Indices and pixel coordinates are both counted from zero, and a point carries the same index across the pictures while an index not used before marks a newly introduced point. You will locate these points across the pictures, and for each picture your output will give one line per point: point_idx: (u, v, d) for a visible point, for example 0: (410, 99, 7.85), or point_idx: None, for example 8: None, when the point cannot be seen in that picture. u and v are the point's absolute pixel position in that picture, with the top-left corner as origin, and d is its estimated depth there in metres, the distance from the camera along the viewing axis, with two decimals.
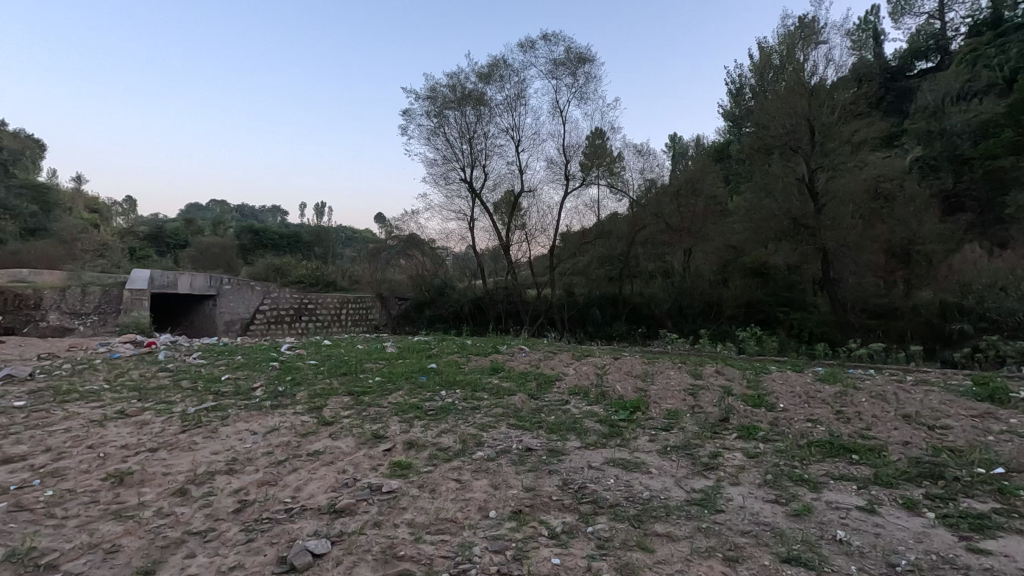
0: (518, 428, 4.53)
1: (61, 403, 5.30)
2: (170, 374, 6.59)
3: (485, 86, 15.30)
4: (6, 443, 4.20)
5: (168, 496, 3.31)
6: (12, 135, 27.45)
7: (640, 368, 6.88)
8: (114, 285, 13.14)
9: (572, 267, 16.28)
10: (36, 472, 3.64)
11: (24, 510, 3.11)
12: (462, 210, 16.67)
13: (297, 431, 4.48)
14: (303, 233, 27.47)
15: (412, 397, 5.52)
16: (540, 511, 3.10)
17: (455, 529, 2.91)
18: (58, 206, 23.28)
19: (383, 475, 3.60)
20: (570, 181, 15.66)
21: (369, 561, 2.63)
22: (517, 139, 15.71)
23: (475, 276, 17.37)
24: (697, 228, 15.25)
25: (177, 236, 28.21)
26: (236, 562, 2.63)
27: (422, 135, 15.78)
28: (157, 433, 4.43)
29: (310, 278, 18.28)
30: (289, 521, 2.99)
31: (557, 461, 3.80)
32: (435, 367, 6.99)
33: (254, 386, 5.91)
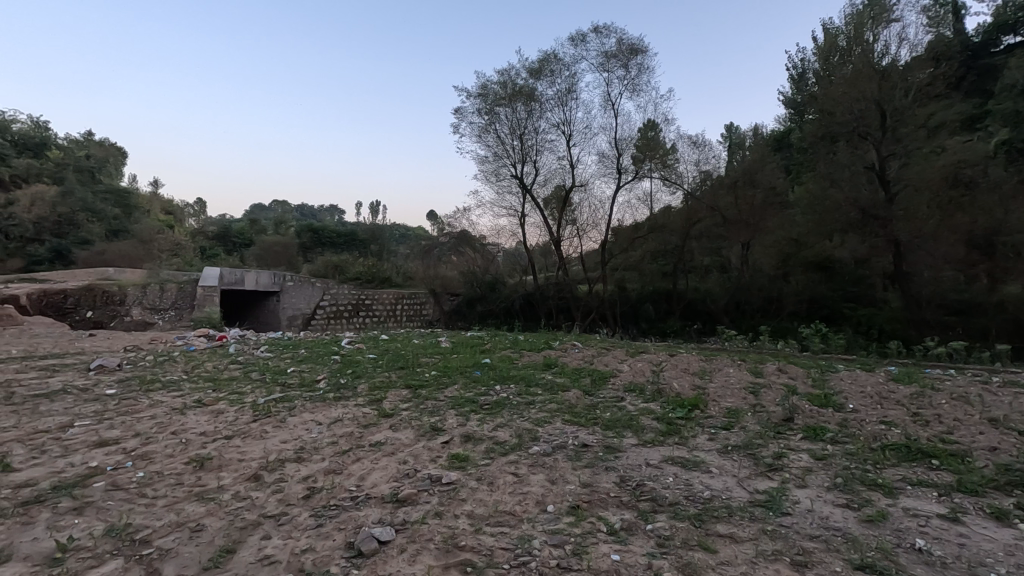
0: (573, 424, 4.54)
1: (147, 392, 5.72)
2: (241, 366, 6.98)
3: (536, 81, 15.28)
4: (100, 428, 4.57)
5: (244, 482, 3.52)
6: (98, 143, 29.89)
7: (697, 365, 6.71)
8: (188, 283, 14.12)
9: (624, 262, 16.00)
10: (127, 455, 3.95)
11: (120, 490, 3.38)
12: (512, 207, 16.78)
13: (359, 423, 4.65)
14: (359, 232, 28.42)
15: (467, 391, 5.62)
16: (598, 507, 3.10)
17: (514, 522, 2.95)
18: (138, 209, 25.01)
19: (441, 466, 3.69)
20: (622, 175, 15.44)
21: (432, 549, 2.70)
22: (568, 133, 15.62)
23: (526, 272, 17.46)
24: (756, 221, 14.64)
25: (243, 236, 29.75)
26: (308, 545, 2.76)
27: (473, 133, 15.96)
28: (232, 422, 4.72)
29: (366, 275, 18.86)
30: (355, 508, 3.12)
31: (614, 458, 3.78)
32: (489, 362, 7.08)
33: (318, 378, 6.20)
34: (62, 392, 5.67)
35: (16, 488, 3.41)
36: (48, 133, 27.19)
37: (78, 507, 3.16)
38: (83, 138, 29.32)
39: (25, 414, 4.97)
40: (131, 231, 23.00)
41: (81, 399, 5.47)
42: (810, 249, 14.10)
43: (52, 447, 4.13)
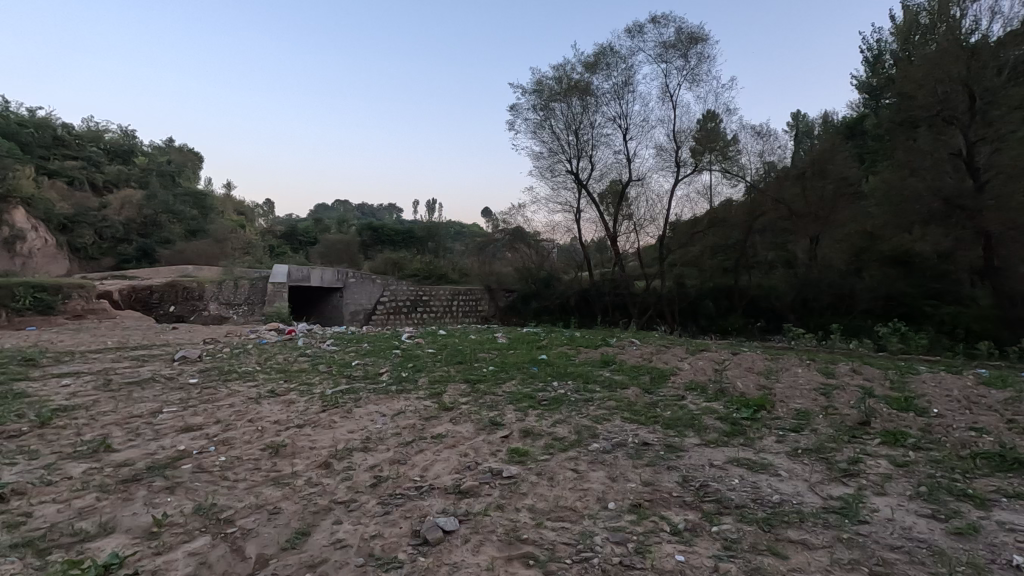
0: (633, 422, 4.48)
1: (226, 382, 6.12)
2: (309, 359, 7.33)
3: (592, 75, 15.11)
4: (186, 414, 4.92)
5: (316, 468, 3.70)
6: (178, 149, 32.34)
7: (762, 364, 6.46)
8: (259, 279, 15.03)
9: (682, 257, 15.62)
10: (210, 440, 4.23)
11: (205, 472, 3.63)
12: (568, 202, 16.72)
13: (421, 415, 4.78)
14: (417, 229, 29.12)
15: (525, 386, 5.66)
16: (660, 506, 3.05)
17: (575, 518, 2.95)
18: (214, 210, 26.73)
19: (501, 460, 3.75)
20: (681, 168, 15.05)
21: (495, 541, 2.75)
22: (624, 127, 15.40)
23: (581, 268, 17.36)
24: (825, 213, 13.97)
25: (308, 234, 31.15)
26: (377, 531, 2.86)
27: (529, 129, 15.97)
28: (303, 411, 4.96)
29: (423, 272, 19.32)
30: (419, 498, 3.22)
31: (676, 457, 3.70)
32: (546, 358, 7.07)
33: (382, 371, 6.43)
34: (151, 380, 6.16)
35: (116, 466, 3.73)
36: (134, 141, 29.66)
37: (170, 486, 3.41)
38: (165, 144, 31.74)
39: (121, 399, 5.42)
40: (207, 231, 24.56)
41: (169, 387, 5.92)
42: (885, 242, 13.09)
43: (145, 430, 4.49)
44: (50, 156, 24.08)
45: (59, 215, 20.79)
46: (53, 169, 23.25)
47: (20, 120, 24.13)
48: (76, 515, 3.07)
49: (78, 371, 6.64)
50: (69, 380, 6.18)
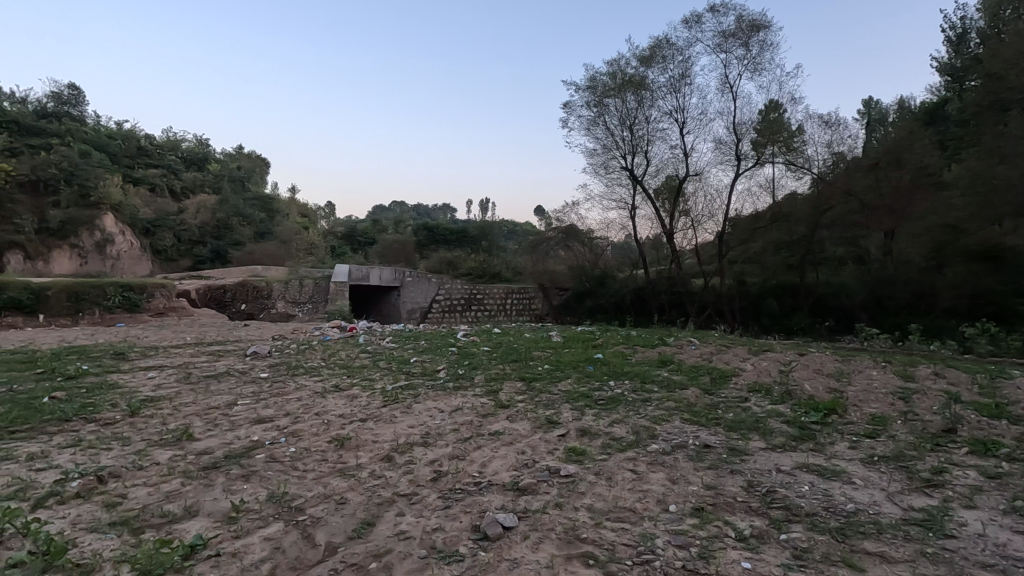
0: (693, 424, 4.36)
1: (293, 376, 6.43)
2: (370, 355, 7.59)
3: (647, 69, 14.81)
4: (258, 406, 5.21)
5: (379, 461, 3.83)
6: (247, 156, 34.32)
7: (833, 366, 6.14)
8: (322, 279, 15.68)
9: (743, 254, 15.12)
10: (280, 432, 4.46)
11: (276, 462, 3.83)
12: (622, 199, 16.48)
13: (478, 412, 4.86)
14: (471, 228, 29.47)
15: (581, 385, 5.64)
16: (724, 510, 2.96)
17: (635, 519, 2.90)
18: (280, 212, 28.08)
19: (559, 458, 3.75)
20: (742, 161, 14.51)
21: (554, 539, 2.75)
22: (681, 121, 15.00)
23: (636, 266, 16.94)
24: (902, 206, 13.07)
25: (367, 235, 32.17)
26: (438, 525, 2.93)
27: (582, 126, 15.84)
28: (365, 406, 5.15)
29: (477, 270, 19.57)
30: (478, 493, 3.27)
31: (740, 461, 3.58)
32: (602, 357, 7.00)
33: (439, 368, 6.57)
34: (226, 374, 6.56)
35: (197, 454, 3.99)
36: (208, 149, 31.69)
37: (245, 474, 3.62)
38: (236, 151, 33.74)
39: (200, 391, 5.81)
40: (274, 233, 25.81)
41: (242, 381, 6.28)
42: (972, 236, 12.18)
43: (222, 421, 4.78)
44: (135, 165, 26.05)
45: (142, 219, 22.59)
46: (138, 177, 25.12)
47: (109, 133, 26.27)
48: (164, 498, 3.30)
49: (162, 365, 7.16)
50: (154, 372, 6.68)
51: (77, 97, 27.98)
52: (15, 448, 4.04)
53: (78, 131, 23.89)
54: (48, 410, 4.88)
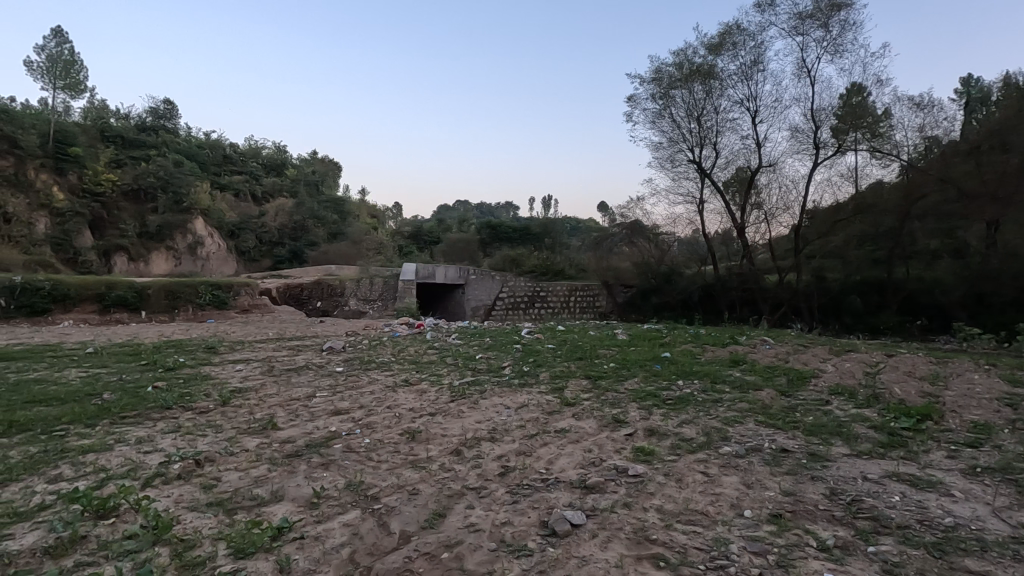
0: (769, 426, 4.18)
1: (366, 370, 6.72)
2: (438, 351, 7.80)
3: (716, 57, 14.26)
4: (335, 398, 5.49)
5: (448, 455, 3.93)
6: (321, 161, 36.18)
7: (927, 369, 5.67)
8: (391, 277, 16.24)
9: (822, 248, 14.21)
10: (355, 423, 4.68)
11: (353, 452, 4.02)
12: (689, 193, 15.97)
13: (544, 409, 4.88)
14: (534, 226, 29.49)
15: (648, 384, 5.53)
16: (804, 518, 2.82)
17: (707, 523, 2.82)
18: (351, 214, 29.33)
19: (627, 458, 3.70)
20: (821, 150, 13.68)
21: (623, 539, 2.72)
22: (753, 110, 14.32)
23: (704, 262, 16.41)
24: (1006, 193, 11.42)
25: (432, 234, 32.95)
26: (507, 519, 2.97)
27: (647, 119, 15.46)
28: (433, 400, 5.30)
29: (540, 268, 19.61)
30: (546, 490, 3.29)
31: (821, 467, 3.40)
32: (670, 356, 6.84)
33: (504, 364, 6.65)
34: (305, 367, 6.96)
35: (281, 443, 4.26)
36: (285, 155, 33.69)
37: (325, 463, 3.82)
38: (311, 156, 35.65)
39: (283, 383, 6.20)
40: (346, 233, 26.95)
41: (320, 374, 6.63)
42: None
43: (303, 412, 5.07)
44: (222, 172, 28.03)
45: (228, 223, 24.38)
46: (224, 183, 27.05)
47: (199, 143, 28.43)
48: (253, 482, 3.55)
49: (248, 358, 7.69)
50: (242, 365, 7.20)
51: (171, 111, 30.47)
52: (126, 431, 4.48)
53: (172, 142, 26.06)
54: (152, 398, 5.36)
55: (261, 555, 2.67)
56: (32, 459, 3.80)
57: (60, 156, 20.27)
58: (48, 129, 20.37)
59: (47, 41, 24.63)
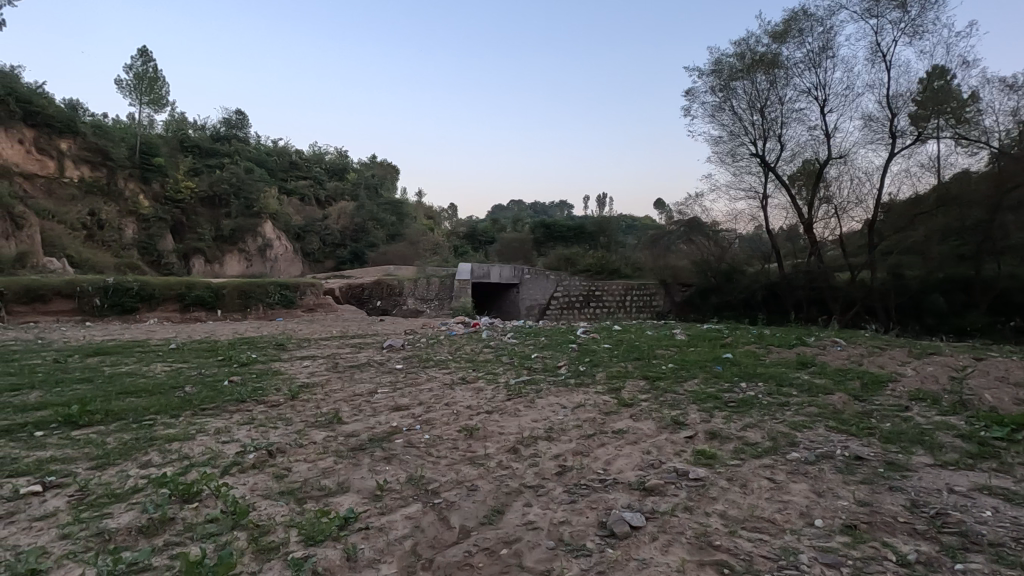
0: (841, 432, 3.96)
1: (425, 368, 6.90)
2: (494, 350, 7.88)
3: (781, 45, 13.65)
4: (396, 394, 5.67)
5: (505, 452, 3.97)
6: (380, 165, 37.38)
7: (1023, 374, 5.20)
8: (447, 277, 16.53)
9: (900, 244, 13.21)
10: (415, 419, 4.80)
11: (413, 447, 4.13)
12: (751, 188, 15.37)
13: (601, 409, 4.83)
14: (588, 224, 29.21)
15: (708, 386, 5.37)
16: (882, 531, 2.66)
17: (775, 531, 2.72)
18: (409, 215, 30.07)
19: (687, 461, 3.61)
20: (897, 139, 12.82)
21: (685, 543, 2.65)
22: (822, 99, 13.61)
23: (768, 260, 15.74)
24: None
25: (487, 234, 33.26)
26: (565, 518, 2.98)
27: (706, 113, 15.01)
28: (490, 398, 5.36)
29: (595, 267, 19.40)
30: (604, 491, 3.26)
31: (900, 477, 3.19)
32: (732, 356, 6.61)
33: (560, 364, 6.64)
34: (367, 364, 7.23)
35: (346, 436, 4.43)
36: (347, 159, 35.05)
37: (387, 457, 3.95)
38: (370, 160, 36.92)
39: (347, 379, 6.46)
40: (404, 234, 27.65)
41: (381, 371, 6.86)
42: None
43: (365, 407, 5.26)
44: (288, 178, 29.43)
45: (294, 226, 25.62)
46: (291, 188, 28.41)
47: (268, 151, 30.02)
48: (321, 473, 3.72)
49: (314, 355, 8.05)
50: (309, 361, 7.56)
51: (242, 121, 32.31)
52: (207, 422, 4.80)
53: (244, 151, 27.64)
54: (229, 392, 5.72)
55: (329, 543, 2.80)
56: (126, 445, 4.15)
57: (146, 166, 21.91)
58: (135, 142, 22.04)
59: (134, 61, 26.71)
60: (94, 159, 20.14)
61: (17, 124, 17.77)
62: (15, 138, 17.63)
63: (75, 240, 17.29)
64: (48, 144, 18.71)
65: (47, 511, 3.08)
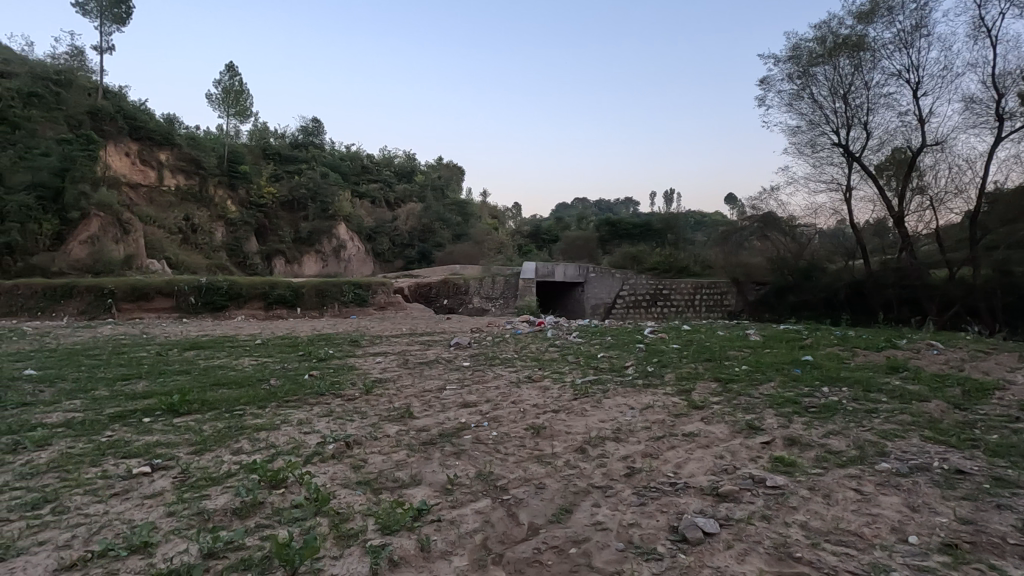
0: (939, 443, 3.66)
1: (491, 366, 6.99)
2: (559, 349, 7.88)
3: (867, 26, 12.76)
4: (463, 391, 5.79)
5: (573, 452, 3.96)
6: (446, 167, 38.25)
7: None
8: (511, 276, 16.67)
9: (1008, 237, 11.93)
10: (483, 416, 4.89)
11: (481, 443, 4.21)
12: (834, 180, 14.45)
13: (670, 411, 4.72)
14: (655, 221, 28.49)
15: (786, 390, 5.11)
16: (988, 552, 2.44)
17: (863, 546, 2.55)
18: (474, 215, 30.55)
19: (764, 467, 3.46)
20: (1005, 122, 11.63)
21: (762, 553, 2.55)
22: (915, 81, 12.57)
23: (852, 256, 14.67)
24: None
25: (551, 233, 33.18)
26: (634, 520, 2.94)
27: (782, 102, 14.26)
28: (557, 397, 5.37)
29: (663, 264, 18.90)
30: (675, 494, 3.19)
31: (1010, 495, 2.90)
32: (812, 359, 6.26)
33: (627, 364, 6.54)
34: (436, 360, 7.44)
35: (418, 430, 4.59)
36: (415, 162, 36.14)
37: (457, 452, 4.06)
38: (437, 162, 37.85)
39: (418, 375, 6.69)
40: (469, 234, 28.13)
41: (449, 368, 7.04)
42: None
43: (435, 403, 5.42)
44: (360, 181, 30.72)
45: (366, 228, 26.70)
46: (363, 192, 29.64)
47: (341, 156, 31.48)
48: (395, 465, 3.87)
49: (386, 351, 8.38)
50: (381, 357, 7.88)
51: (318, 128, 34.06)
52: (290, 413, 5.12)
53: (320, 156, 29.13)
54: (310, 385, 6.07)
55: (404, 533, 2.91)
56: (220, 433, 4.50)
57: (233, 174, 23.61)
58: (223, 151, 23.79)
59: (223, 76, 28.84)
60: (188, 168, 21.90)
61: (124, 139, 19.86)
62: (122, 151, 19.65)
63: (173, 243, 18.88)
64: (149, 156, 20.61)
65: (155, 490, 3.40)
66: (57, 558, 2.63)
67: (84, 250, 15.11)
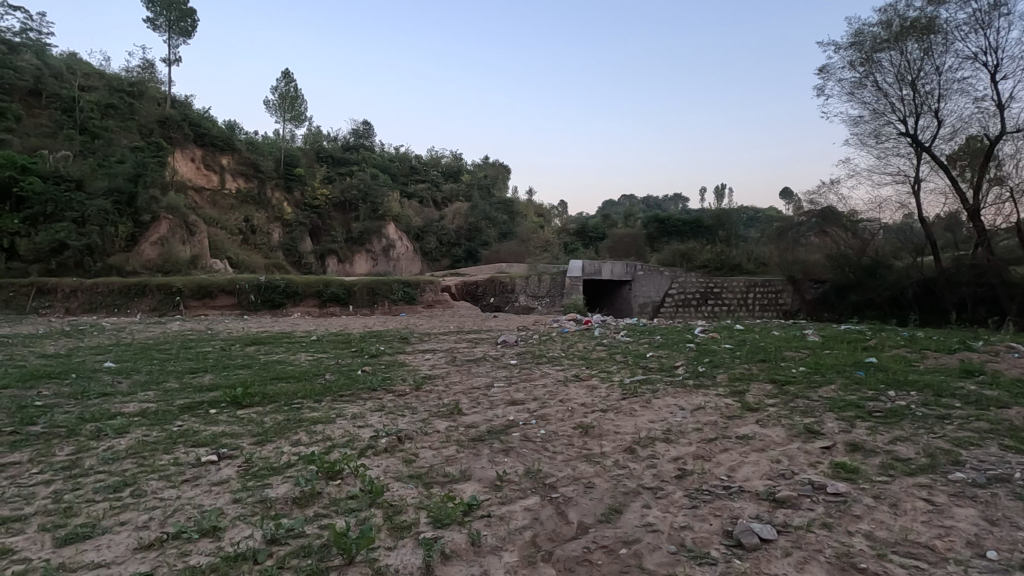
0: (1021, 454, 3.41)
1: (538, 364, 7.00)
2: (607, 348, 7.80)
3: (939, 7, 11.98)
4: (511, 389, 5.82)
5: (622, 452, 3.92)
6: (492, 166, 38.52)
7: None
8: (557, 274, 16.60)
9: None
10: (531, 414, 4.91)
11: (530, 441, 4.23)
12: (900, 172, 13.64)
13: (723, 413, 4.60)
14: (706, 217, 27.73)
15: (848, 393, 4.87)
16: None
17: (934, 559, 2.41)
18: (520, 213, 30.62)
19: (824, 473, 3.32)
20: None
21: (823, 562, 2.45)
22: (993, 64, 11.71)
23: (921, 252, 13.79)
24: None
25: (597, 230, 32.84)
26: (686, 523, 2.88)
27: (843, 91, 13.59)
28: (605, 397, 5.32)
29: (714, 262, 18.37)
30: (729, 498, 3.11)
31: None
32: (876, 361, 5.94)
33: (677, 364, 6.40)
34: (483, 358, 7.51)
35: (466, 427, 4.65)
36: (461, 162, 36.59)
37: (505, 449, 4.09)
38: (483, 162, 38.19)
39: (465, 372, 6.78)
40: (515, 232, 28.24)
41: (496, 365, 7.10)
42: None
43: (483, 400, 5.47)
44: (409, 181, 31.35)
45: (414, 227, 27.23)
46: (411, 192, 30.24)
47: (391, 157, 32.23)
48: (445, 460, 3.95)
49: (434, 348, 8.53)
50: (429, 354, 8.03)
51: (368, 131, 35.01)
52: (345, 407, 5.30)
53: (370, 158, 29.93)
54: (363, 380, 6.27)
55: (455, 526, 2.96)
56: (279, 424, 4.71)
57: (289, 177, 24.61)
58: (280, 155, 24.84)
59: (279, 83, 30.08)
60: (248, 172, 22.99)
61: (190, 145, 21.09)
62: (189, 156, 20.87)
63: (234, 243, 19.86)
64: (212, 161, 21.75)
65: (222, 478, 3.60)
66: (136, 538, 2.83)
67: (155, 250, 16.11)
